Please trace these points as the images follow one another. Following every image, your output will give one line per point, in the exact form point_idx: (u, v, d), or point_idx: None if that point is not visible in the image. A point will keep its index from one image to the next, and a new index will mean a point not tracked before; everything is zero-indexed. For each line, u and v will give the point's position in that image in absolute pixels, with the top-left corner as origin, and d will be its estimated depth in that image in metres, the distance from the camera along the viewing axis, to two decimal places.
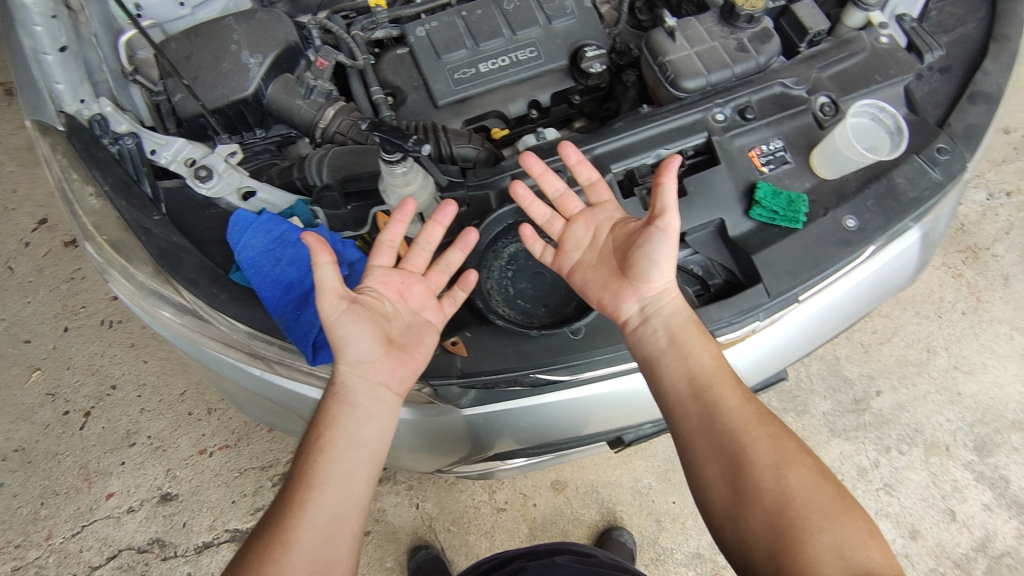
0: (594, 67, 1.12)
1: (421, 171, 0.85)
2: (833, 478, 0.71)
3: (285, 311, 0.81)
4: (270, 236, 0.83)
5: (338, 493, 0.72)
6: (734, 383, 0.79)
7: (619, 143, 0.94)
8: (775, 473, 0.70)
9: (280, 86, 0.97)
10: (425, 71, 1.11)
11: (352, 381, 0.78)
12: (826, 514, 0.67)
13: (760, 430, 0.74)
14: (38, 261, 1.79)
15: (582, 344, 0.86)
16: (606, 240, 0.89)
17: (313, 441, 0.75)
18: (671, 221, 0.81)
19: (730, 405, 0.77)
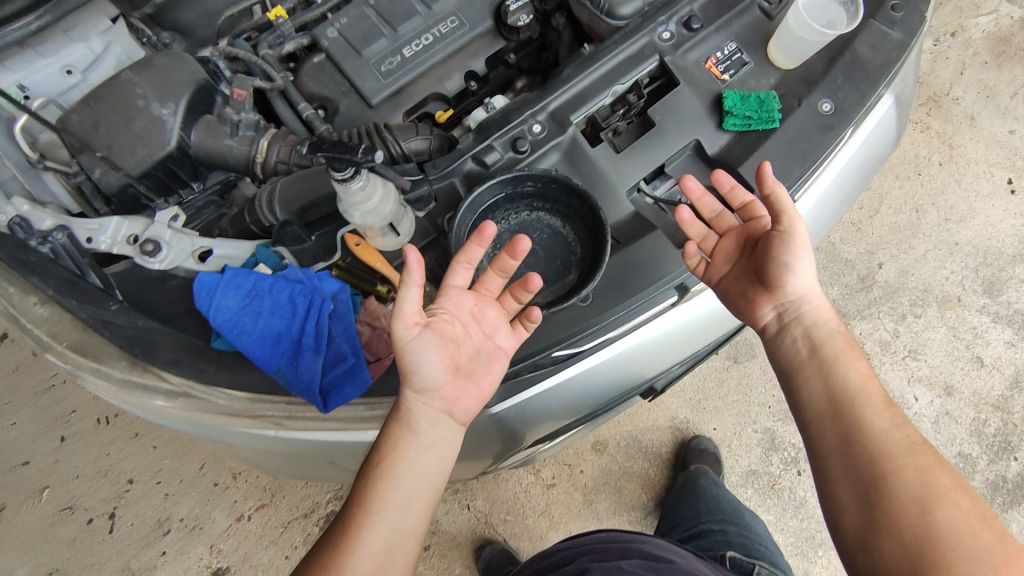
0: (522, 20, 1.05)
1: (381, 182, 0.77)
2: (994, 524, 0.62)
3: (280, 365, 0.76)
4: (242, 291, 0.77)
5: (387, 531, 0.69)
6: (889, 408, 0.72)
7: (571, 92, 0.87)
8: (917, 507, 0.63)
9: (203, 129, 0.89)
10: (349, 73, 1.04)
11: (420, 425, 0.75)
12: (981, 564, 0.59)
13: (907, 459, 0.67)
14: (10, 379, 1.70)
15: (595, 308, 0.82)
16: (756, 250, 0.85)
17: (375, 473, 0.72)
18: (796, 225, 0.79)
19: (881, 426, 0.70)
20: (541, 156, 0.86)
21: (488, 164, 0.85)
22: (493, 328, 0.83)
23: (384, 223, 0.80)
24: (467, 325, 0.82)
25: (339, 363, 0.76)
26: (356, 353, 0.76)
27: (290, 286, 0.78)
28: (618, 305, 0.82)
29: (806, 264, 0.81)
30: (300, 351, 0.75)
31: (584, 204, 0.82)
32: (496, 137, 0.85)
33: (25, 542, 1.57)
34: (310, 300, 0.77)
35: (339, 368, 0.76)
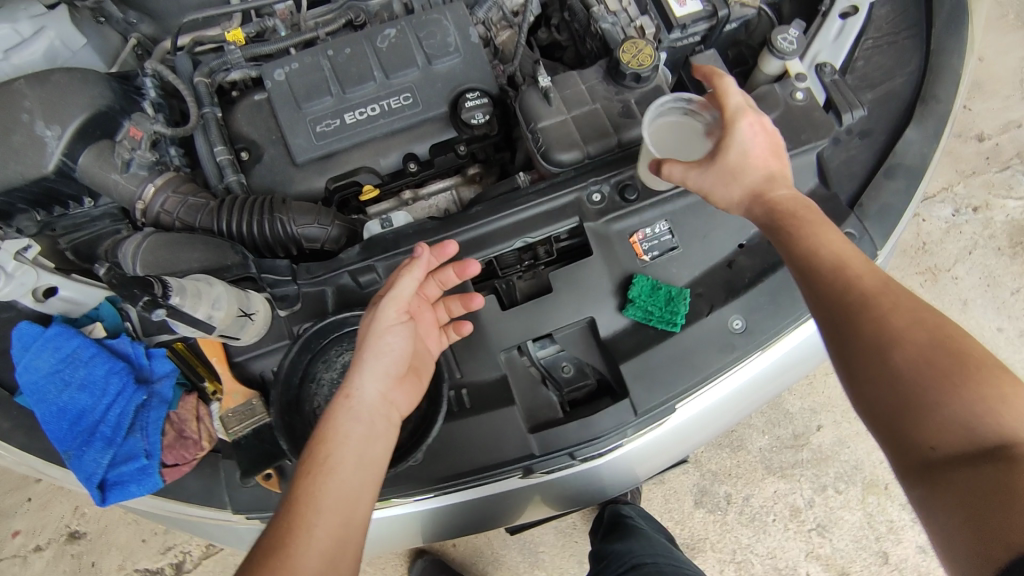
0: (475, 118, 0.98)
1: (200, 283, 0.67)
2: (957, 346, 0.56)
3: (71, 446, 0.71)
4: (62, 353, 0.73)
5: (337, 502, 0.64)
6: (849, 258, 0.64)
7: (475, 232, 0.82)
8: (885, 357, 0.58)
9: (93, 155, 0.84)
10: (282, 123, 0.97)
11: (376, 386, 0.71)
12: (958, 394, 0.53)
13: (876, 309, 0.60)
14: None
15: (422, 469, 0.78)
16: (730, 181, 0.75)
17: (331, 448, 0.66)
18: (702, 169, 0.76)
19: (849, 291, 0.62)
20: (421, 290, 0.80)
21: (362, 283, 0.80)
22: (435, 337, 0.79)
23: (235, 312, 0.71)
24: (422, 331, 0.78)
25: (130, 461, 0.71)
26: (150, 456, 0.72)
27: (109, 364, 0.73)
28: (444, 472, 0.78)
29: (750, 155, 0.75)
30: (95, 436, 0.71)
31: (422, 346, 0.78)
32: (378, 259, 0.80)
33: None
34: (124, 385, 0.72)
35: (130, 464, 0.71)
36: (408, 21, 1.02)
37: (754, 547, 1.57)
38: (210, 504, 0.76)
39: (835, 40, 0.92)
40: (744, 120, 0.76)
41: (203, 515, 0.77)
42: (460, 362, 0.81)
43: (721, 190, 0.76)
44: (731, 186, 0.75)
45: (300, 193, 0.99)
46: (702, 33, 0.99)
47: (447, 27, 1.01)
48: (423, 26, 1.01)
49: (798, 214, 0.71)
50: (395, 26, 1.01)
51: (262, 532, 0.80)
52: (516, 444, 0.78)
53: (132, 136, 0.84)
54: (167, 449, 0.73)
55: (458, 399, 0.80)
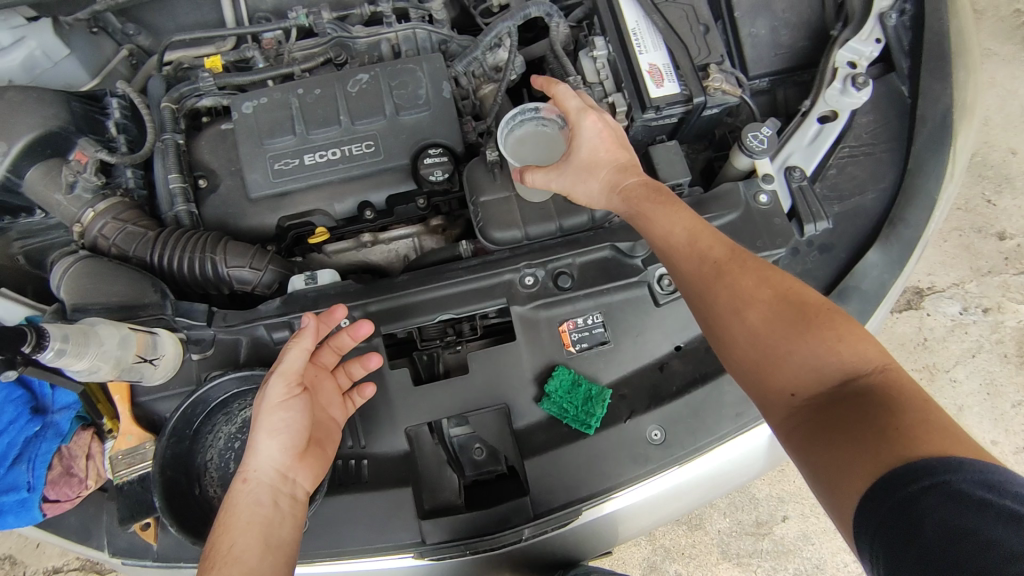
0: (434, 175, 0.97)
1: (90, 333, 0.66)
2: (797, 298, 0.57)
3: None
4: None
5: (247, 566, 0.59)
6: (699, 232, 0.65)
7: (398, 301, 0.80)
8: (738, 318, 0.59)
9: (41, 173, 0.86)
10: (242, 157, 0.97)
11: (273, 460, 0.66)
12: (808, 346, 0.55)
13: (721, 275, 0.61)
14: None
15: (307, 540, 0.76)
16: (593, 177, 0.75)
17: (235, 527, 0.62)
18: (562, 172, 0.76)
19: (734, 298, 0.60)
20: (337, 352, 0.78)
21: (276, 339, 0.79)
22: (337, 406, 0.76)
23: (131, 360, 0.70)
24: (322, 403, 0.74)
25: (11, 492, 0.71)
26: (32, 489, 0.71)
27: (7, 389, 0.74)
28: (325, 547, 0.76)
29: (601, 153, 0.75)
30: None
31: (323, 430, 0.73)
32: (296, 316, 0.78)
33: None
34: (19, 413, 0.73)
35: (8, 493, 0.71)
36: (383, 68, 1.01)
37: None
38: (88, 543, 0.75)
39: (809, 144, 0.88)
40: (586, 120, 0.76)
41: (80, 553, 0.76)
42: (364, 432, 0.79)
43: (580, 188, 0.76)
44: (590, 180, 0.75)
45: (251, 228, 0.98)
46: (678, 116, 0.95)
47: (421, 78, 1.00)
48: (397, 75, 1.00)
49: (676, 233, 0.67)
50: (369, 72, 1.00)
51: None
52: (405, 531, 0.75)
53: (77, 160, 0.88)
54: (50, 483, 0.72)
55: (357, 470, 0.79)
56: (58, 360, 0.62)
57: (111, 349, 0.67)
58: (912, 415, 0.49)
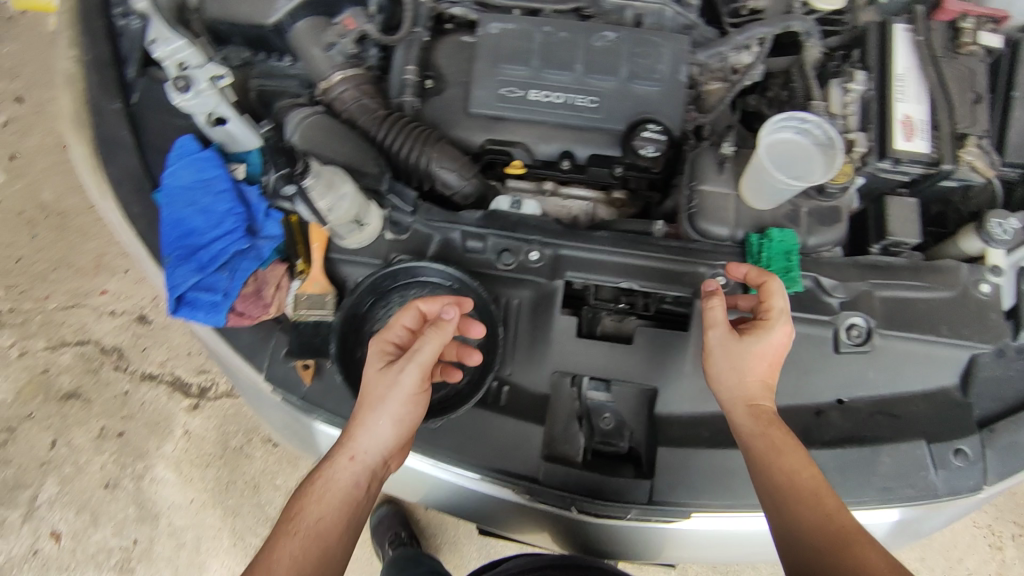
0: (646, 150, 0.97)
1: (338, 180, 0.72)
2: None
3: (170, 253, 0.79)
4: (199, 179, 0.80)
5: (306, 552, 0.63)
6: (815, 490, 0.65)
7: (589, 254, 0.80)
8: None
9: (309, 28, 0.91)
10: (474, 72, 1.01)
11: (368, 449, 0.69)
12: None
13: (838, 529, 0.61)
14: None
15: (435, 435, 0.79)
16: (764, 361, 0.71)
17: (316, 504, 0.66)
18: (713, 346, 0.72)
19: (800, 500, 0.64)
20: (517, 280, 0.81)
21: (467, 247, 0.82)
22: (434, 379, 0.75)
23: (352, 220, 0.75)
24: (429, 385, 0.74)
25: (209, 291, 0.78)
26: (227, 295, 0.78)
27: (232, 204, 0.80)
28: (450, 449, 0.79)
29: (772, 358, 0.71)
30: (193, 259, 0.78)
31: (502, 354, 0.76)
32: (493, 233, 0.81)
33: (66, 180, 1.93)
34: (235, 228, 0.80)
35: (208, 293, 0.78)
36: (631, 33, 1.01)
37: None
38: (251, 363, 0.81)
39: None
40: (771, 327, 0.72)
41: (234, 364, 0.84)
42: (512, 359, 0.80)
43: (724, 372, 0.71)
44: (755, 356, 0.71)
45: (459, 139, 1.02)
46: (913, 175, 0.91)
47: (664, 55, 1.00)
48: (643, 44, 1.01)
49: (760, 400, 0.70)
50: (617, 32, 1.01)
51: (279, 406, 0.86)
52: (524, 464, 0.77)
53: (344, 25, 0.92)
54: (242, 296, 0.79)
55: (496, 392, 0.80)
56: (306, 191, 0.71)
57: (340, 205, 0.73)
58: None
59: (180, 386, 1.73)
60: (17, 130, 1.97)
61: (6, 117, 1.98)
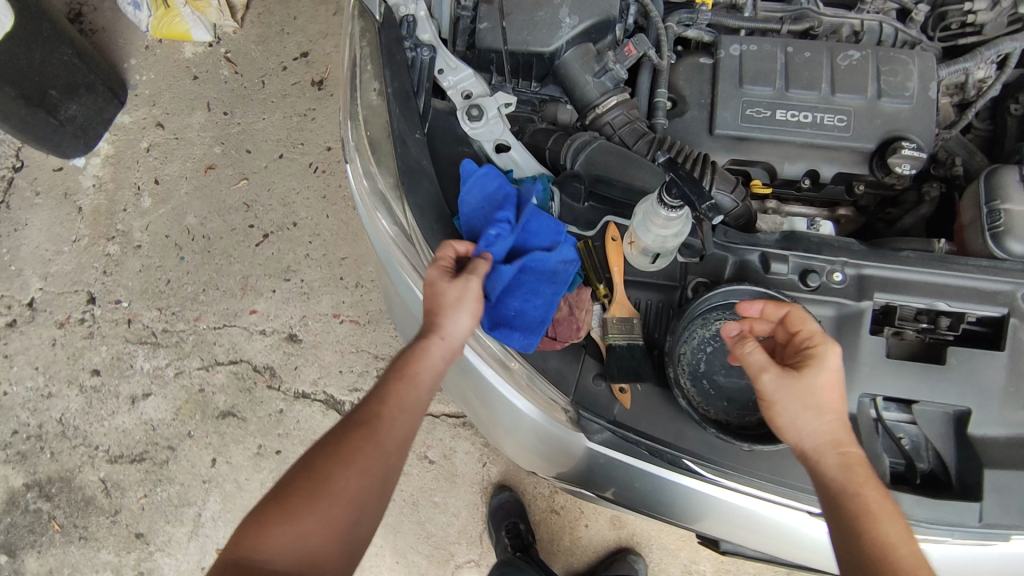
0: (901, 168, 0.97)
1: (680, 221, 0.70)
2: None
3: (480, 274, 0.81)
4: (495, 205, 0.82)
5: (349, 497, 0.63)
6: (903, 550, 0.59)
7: (895, 274, 0.81)
8: None
9: (578, 55, 0.92)
10: (719, 93, 1.02)
11: (409, 400, 0.71)
12: None
13: None
14: (286, 86, 2.07)
15: (753, 460, 0.78)
16: (824, 394, 0.68)
17: (358, 445, 0.66)
18: (771, 392, 0.69)
19: (881, 556, 0.59)
20: (822, 302, 0.81)
21: (771, 269, 0.82)
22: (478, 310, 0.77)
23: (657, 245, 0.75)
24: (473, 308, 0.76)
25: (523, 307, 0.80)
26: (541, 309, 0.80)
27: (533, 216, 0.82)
28: (769, 472, 0.78)
29: (835, 389, 0.68)
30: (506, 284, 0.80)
31: None
32: (796, 255, 0.82)
33: (208, 203, 1.94)
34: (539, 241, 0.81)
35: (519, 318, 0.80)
36: (876, 52, 1.03)
37: None
38: (557, 386, 0.82)
39: None
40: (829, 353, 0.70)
41: (510, 379, 0.82)
42: None
43: (796, 419, 0.68)
44: (811, 390, 0.68)
45: None
46: None
47: (913, 72, 1.01)
48: (889, 62, 1.02)
49: (845, 446, 0.66)
50: (862, 51, 1.02)
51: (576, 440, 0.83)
52: None
53: (625, 51, 0.91)
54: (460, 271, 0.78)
55: None
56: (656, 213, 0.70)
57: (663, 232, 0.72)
58: None
59: (333, 404, 1.75)
60: (159, 155, 2.01)
61: (148, 142, 2.03)
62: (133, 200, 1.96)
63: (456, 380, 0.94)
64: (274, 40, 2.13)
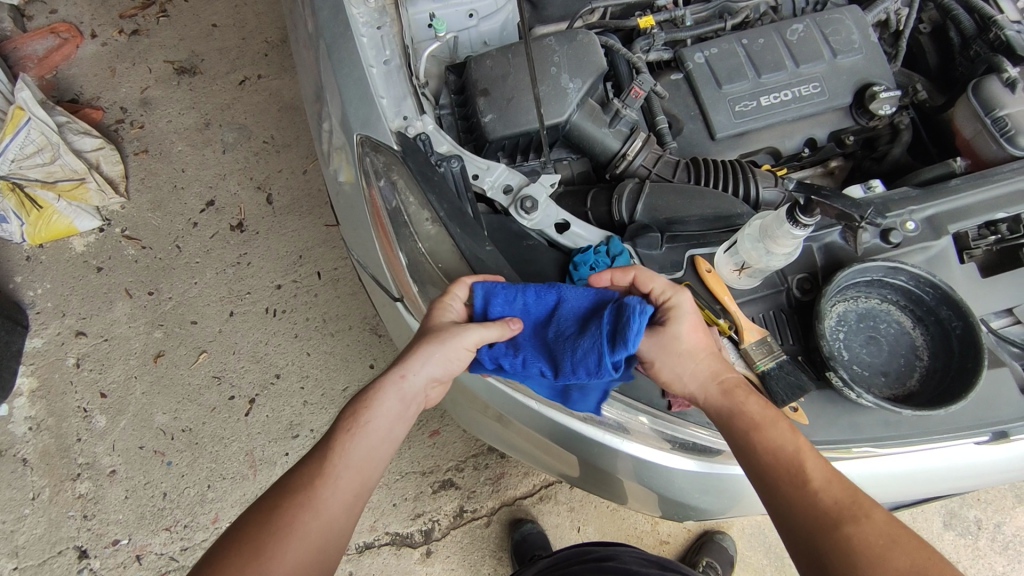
0: (885, 109, 1.05)
1: (797, 240, 0.72)
2: (902, 538, 0.56)
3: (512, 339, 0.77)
4: (559, 325, 0.74)
5: (285, 572, 0.61)
6: (784, 448, 0.64)
7: (958, 202, 0.88)
8: (829, 532, 0.58)
9: (587, 113, 0.92)
10: (704, 101, 1.05)
11: (353, 469, 0.68)
12: (887, 573, 0.54)
13: (814, 475, 0.61)
14: (205, 242, 1.89)
15: (930, 419, 0.81)
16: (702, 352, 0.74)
17: (297, 510, 0.64)
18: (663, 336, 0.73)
19: (766, 455, 0.64)
20: (910, 252, 0.85)
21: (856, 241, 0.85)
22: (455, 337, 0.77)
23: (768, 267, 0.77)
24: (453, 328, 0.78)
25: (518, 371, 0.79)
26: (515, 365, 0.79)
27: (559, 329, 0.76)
28: (946, 421, 0.81)
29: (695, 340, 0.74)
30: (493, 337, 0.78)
31: (961, 319, 0.79)
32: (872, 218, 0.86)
33: (173, 394, 1.74)
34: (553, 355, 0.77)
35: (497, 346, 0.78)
36: (813, 19, 1.10)
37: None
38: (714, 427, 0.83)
39: None
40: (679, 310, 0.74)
41: (661, 448, 0.85)
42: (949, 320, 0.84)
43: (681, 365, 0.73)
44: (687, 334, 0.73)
45: None
46: None
47: (850, 26, 1.10)
48: (829, 24, 1.10)
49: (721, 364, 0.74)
50: (802, 22, 1.09)
51: (720, 469, 0.87)
52: (1013, 406, 0.82)
53: (632, 95, 0.95)
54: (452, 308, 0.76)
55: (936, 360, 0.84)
56: (779, 237, 0.72)
57: (781, 252, 0.74)
58: (873, 527, 0.57)
59: (402, 541, 1.56)
60: (93, 365, 1.77)
61: (74, 356, 1.78)
62: (85, 425, 1.71)
63: (595, 478, 0.95)
64: (171, 199, 1.94)
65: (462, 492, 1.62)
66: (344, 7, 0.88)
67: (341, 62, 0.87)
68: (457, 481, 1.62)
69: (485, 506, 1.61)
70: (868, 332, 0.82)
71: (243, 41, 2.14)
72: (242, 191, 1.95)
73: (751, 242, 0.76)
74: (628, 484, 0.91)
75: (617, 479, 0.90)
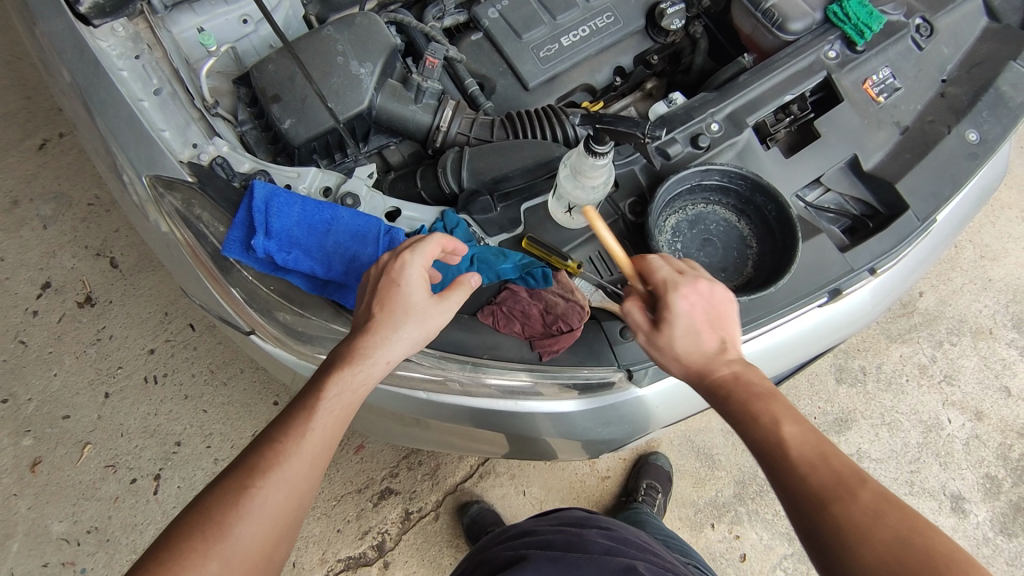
0: (675, 24, 1.10)
1: (608, 166, 0.75)
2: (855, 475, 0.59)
3: (289, 242, 0.74)
4: (339, 236, 0.77)
5: (265, 519, 0.59)
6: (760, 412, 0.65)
7: (750, 95, 0.94)
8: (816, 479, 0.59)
9: (389, 94, 0.90)
10: (509, 54, 1.06)
11: (333, 413, 0.65)
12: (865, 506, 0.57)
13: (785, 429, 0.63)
14: (54, 328, 1.70)
15: (773, 297, 0.88)
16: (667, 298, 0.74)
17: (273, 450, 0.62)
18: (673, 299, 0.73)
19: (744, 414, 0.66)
20: (720, 152, 0.91)
21: (670, 154, 0.89)
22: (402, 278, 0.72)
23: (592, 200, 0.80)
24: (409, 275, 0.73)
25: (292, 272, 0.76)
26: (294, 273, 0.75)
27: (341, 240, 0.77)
28: (786, 296, 0.88)
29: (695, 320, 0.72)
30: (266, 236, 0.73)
31: (773, 202, 0.85)
32: (679, 131, 0.90)
33: (65, 498, 1.56)
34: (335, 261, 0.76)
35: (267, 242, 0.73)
36: None
37: (898, 407, 1.64)
38: (594, 364, 0.85)
39: None
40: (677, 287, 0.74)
41: (556, 397, 0.86)
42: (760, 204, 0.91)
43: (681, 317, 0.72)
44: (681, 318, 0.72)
45: None
46: None
47: None
48: None
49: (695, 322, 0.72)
50: None
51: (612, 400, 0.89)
52: (838, 265, 0.90)
53: (428, 65, 0.92)
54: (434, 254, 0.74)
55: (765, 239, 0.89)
56: (591, 171, 0.74)
57: (599, 182, 0.76)
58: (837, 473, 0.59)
59: (357, 562, 1.53)
60: None
61: None
62: None
63: (506, 444, 0.95)
64: None
65: (404, 495, 1.59)
66: (89, 44, 0.80)
67: (104, 103, 0.79)
68: (395, 487, 1.60)
69: (430, 501, 1.61)
70: (701, 236, 0.87)
71: (29, 101, 1.91)
72: (80, 263, 1.76)
73: (568, 180, 0.78)
74: (540, 440, 0.91)
75: (523, 439, 0.91)
